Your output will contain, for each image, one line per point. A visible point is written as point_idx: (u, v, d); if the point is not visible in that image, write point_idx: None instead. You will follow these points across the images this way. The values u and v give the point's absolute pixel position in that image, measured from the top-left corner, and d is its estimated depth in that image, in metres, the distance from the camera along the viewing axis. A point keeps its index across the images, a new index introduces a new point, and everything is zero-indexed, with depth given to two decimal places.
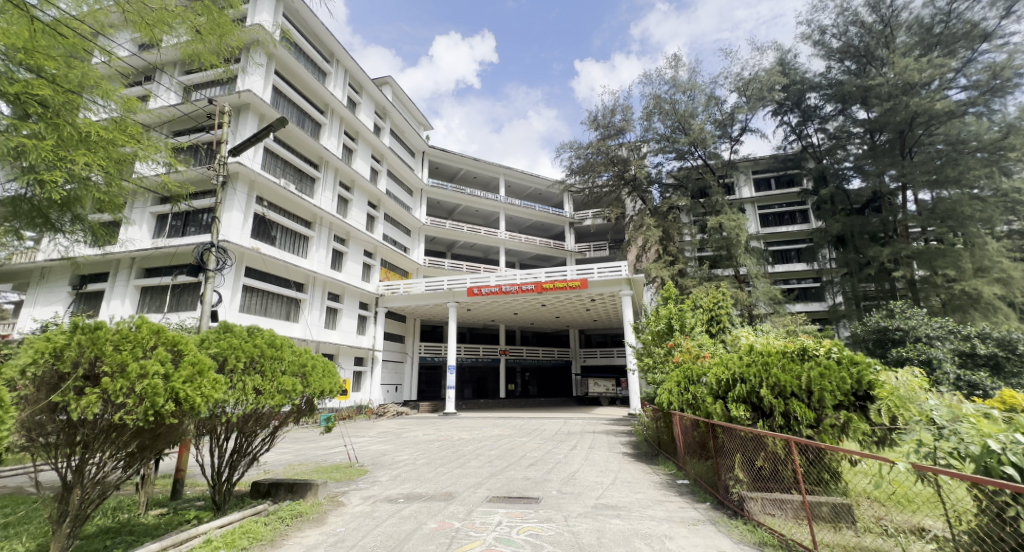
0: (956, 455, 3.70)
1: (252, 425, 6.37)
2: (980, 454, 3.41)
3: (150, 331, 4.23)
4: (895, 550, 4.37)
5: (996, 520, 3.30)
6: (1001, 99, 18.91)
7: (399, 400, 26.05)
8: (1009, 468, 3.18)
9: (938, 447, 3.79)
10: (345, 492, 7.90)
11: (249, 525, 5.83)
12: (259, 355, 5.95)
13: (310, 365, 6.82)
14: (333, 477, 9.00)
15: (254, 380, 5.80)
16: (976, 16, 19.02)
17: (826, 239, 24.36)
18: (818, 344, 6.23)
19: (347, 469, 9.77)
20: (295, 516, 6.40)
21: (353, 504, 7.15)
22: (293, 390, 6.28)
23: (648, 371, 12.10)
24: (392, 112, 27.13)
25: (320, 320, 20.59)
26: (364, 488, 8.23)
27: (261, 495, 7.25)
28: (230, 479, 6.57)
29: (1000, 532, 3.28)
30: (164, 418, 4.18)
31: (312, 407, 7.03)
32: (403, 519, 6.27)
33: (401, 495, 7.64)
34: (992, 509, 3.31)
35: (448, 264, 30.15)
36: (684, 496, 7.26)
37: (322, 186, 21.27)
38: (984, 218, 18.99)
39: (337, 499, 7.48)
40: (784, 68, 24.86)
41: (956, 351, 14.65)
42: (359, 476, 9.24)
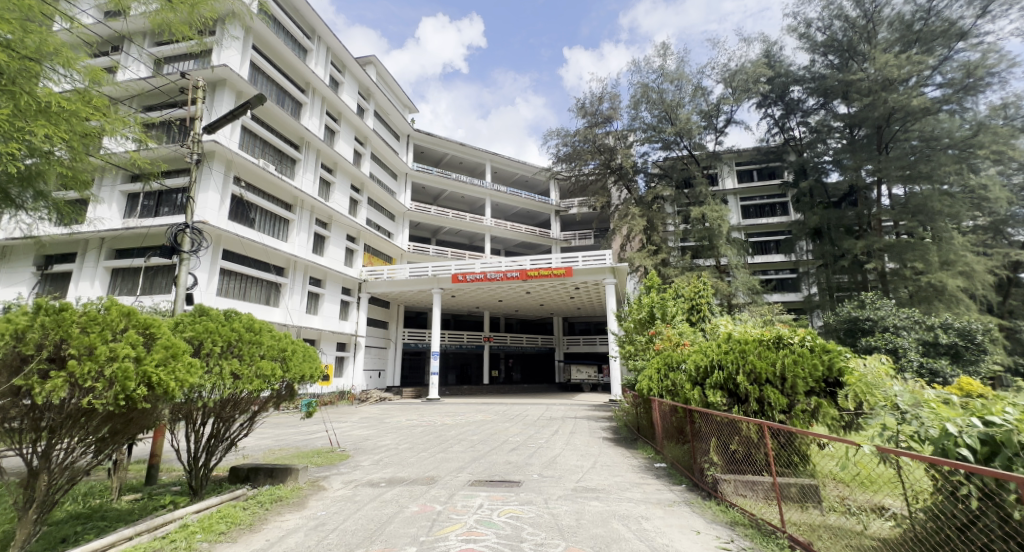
0: (915, 438, 3.90)
1: (229, 410, 6.27)
2: (938, 438, 3.57)
3: (121, 313, 4.12)
4: (857, 528, 4.68)
5: (949, 498, 3.52)
6: (973, 97, 19.56)
7: (382, 385, 25.95)
8: (966, 451, 3.36)
9: (900, 431, 3.97)
10: (325, 477, 7.87)
11: (226, 510, 5.77)
12: (236, 339, 5.85)
13: (290, 349, 6.72)
14: (314, 462, 8.94)
15: (231, 364, 5.69)
16: (954, 15, 19.39)
17: (804, 231, 24.95)
18: (792, 332, 6.43)
19: (328, 454, 9.73)
20: (274, 501, 6.38)
21: (335, 488, 7.15)
22: (272, 374, 6.17)
23: (630, 358, 12.37)
24: (377, 92, 26.44)
25: (301, 305, 20.26)
26: (345, 473, 8.24)
27: (240, 480, 7.20)
28: (207, 464, 6.46)
29: (953, 508, 3.51)
30: (136, 402, 4.09)
31: (293, 392, 6.96)
32: (384, 504, 6.29)
33: (383, 480, 7.65)
34: (947, 487, 3.52)
35: (433, 251, 29.82)
36: (660, 479, 7.50)
37: (303, 167, 20.73)
38: (953, 213, 19.64)
39: (318, 484, 7.45)
40: (770, 59, 25.07)
41: (920, 341, 15.43)
42: (340, 461, 9.19)
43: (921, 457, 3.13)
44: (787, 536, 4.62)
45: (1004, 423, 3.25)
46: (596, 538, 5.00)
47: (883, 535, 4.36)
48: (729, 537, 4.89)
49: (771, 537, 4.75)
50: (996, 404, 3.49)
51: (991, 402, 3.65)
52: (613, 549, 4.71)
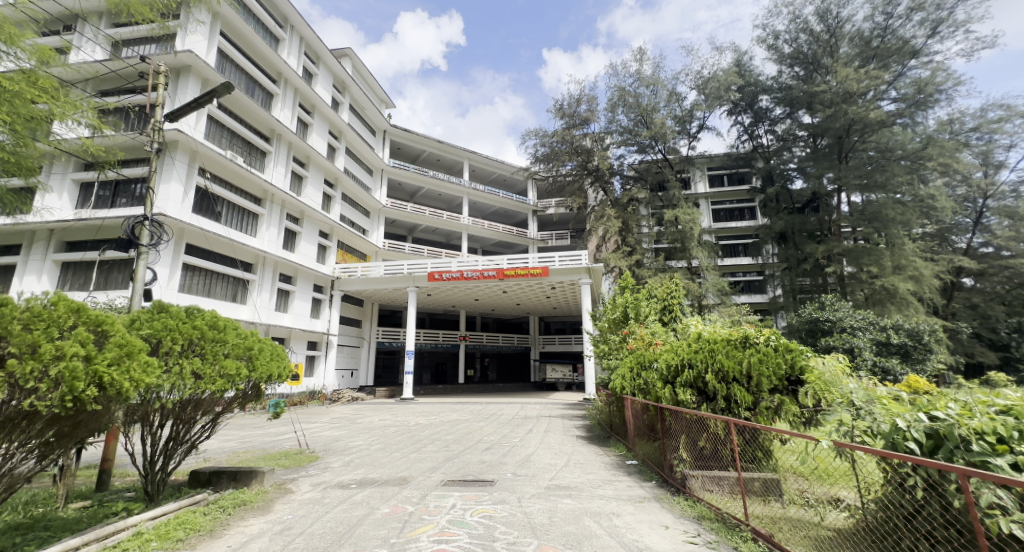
0: (869, 433, 4.09)
1: (190, 412, 6.00)
2: (889, 432, 3.74)
3: (69, 309, 3.89)
4: (815, 520, 4.91)
5: (898, 489, 3.71)
6: (924, 112, 20.88)
7: (354, 385, 25.42)
8: (912, 444, 3.54)
9: (855, 427, 4.17)
10: (293, 480, 7.65)
11: (185, 516, 5.52)
12: (199, 338, 5.62)
13: (257, 348, 6.47)
14: (281, 465, 8.68)
15: (193, 363, 5.45)
16: (907, 34, 20.60)
17: (770, 235, 25.97)
18: (758, 332, 6.68)
19: (296, 456, 9.47)
20: (237, 505, 6.16)
21: (302, 491, 6.96)
22: (237, 375, 5.92)
23: (603, 358, 12.56)
24: (352, 86, 25.85)
25: (270, 302, 19.60)
26: (314, 475, 8.02)
27: (201, 484, 6.89)
28: (165, 469, 6.17)
29: (901, 499, 3.70)
30: (86, 403, 3.86)
31: (260, 393, 6.73)
32: (354, 506, 6.17)
33: (353, 481, 7.51)
34: (896, 479, 3.71)
35: (408, 248, 29.36)
36: (631, 476, 7.66)
37: (273, 160, 20.04)
38: (905, 221, 20.84)
39: (285, 486, 7.23)
40: (740, 69, 25.91)
41: (874, 341, 16.35)
42: (309, 463, 8.95)
43: (871, 451, 3.30)
44: (750, 529, 4.79)
45: (946, 418, 3.44)
46: (568, 535, 5.05)
47: (837, 526, 4.60)
48: (696, 532, 5.03)
49: (735, 530, 4.91)
50: (939, 400, 3.69)
51: (936, 398, 3.86)
52: (584, 546, 4.76)
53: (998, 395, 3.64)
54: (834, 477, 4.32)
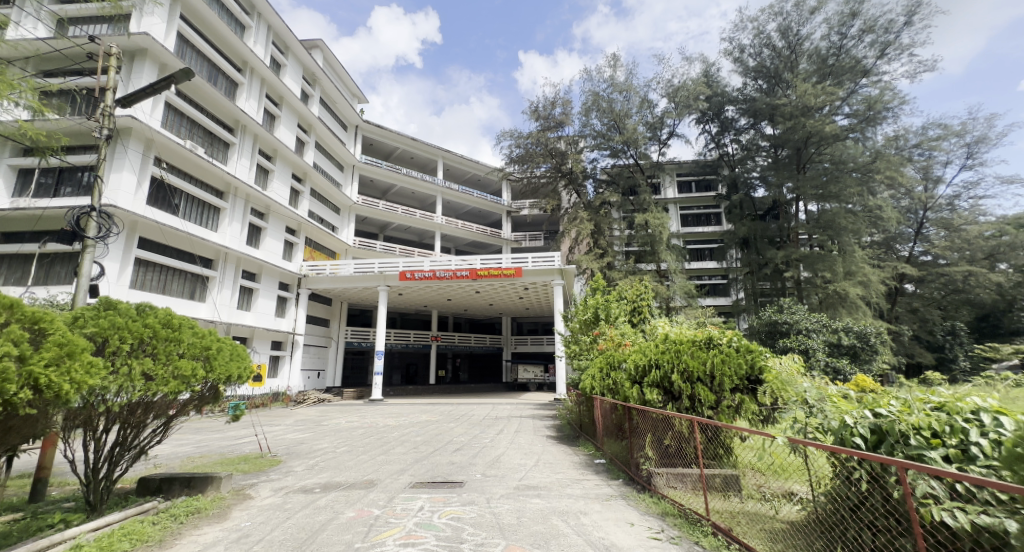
0: (819, 429, 4.32)
1: (139, 415, 5.66)
2: (838, 428, 3.93)
3: (0, 305, 3.60)
4: (770, 513, 5.13)
5: (845, 482, 3.90)
6: (873, 128, 22.28)
7: (321, 386, 24.68)
8: (859, 439, 3.73)
9: (808, 423, 4.40)
10: (252, 485, 7.34)
11: (130, 526, 5.17)
12: (150, 336, 5.32)
13: (214, 347, 6.15)
14: (240, 470, 8.31)
15: (143, 364, 5.14)
16: (859, 54, 21.91)
17: (733, 241, 27.03)
18: (721, 333, 6.94)
19: (256, 460, 9.09)
20: (190, 513, 5.85)
21: (262, 496, 6.69)
22: (193, 376, 5.61)
23: (574, 358, 12.74)
24: (323, 79, 25.12)
25: (231, 300, 18.77)
26: (275, 479, 7.74)
27: (150, 492, 6.45)
28: (109, 476, 5.80)
29: (847, 491, 3.90)
30: (19, 407, 3.59)
31: (217, 394, 6.44)
32: (318, 510, 5.99)
33: (317, 485, 7.29)
34: (844, 473, 3.91)
35: (379, 246, 28.74)
36: (599, 474, 7.80)
37: (237, 152, 19.20)
38: (856, 230, 22.16)
39: (243, 492, 6.93)
40: (708, 79, 26.81)
41: (826, 342, 17.31)
42: (270, 467, 8.62)
43: (821, 446, 3.46)
44: (711, 523, 4.95)
45: (889, 414, 3.65)
46: (536, 535, 5.08)
47: (790, 517, 4.83)
48: (660, 528, 5.17)
49: (697, 525, 5.07)
50: (883, 398, 3.90)
51: (880, 396, 4.09)
52: (551, 545, 4.80)
53: (933, 391, 3.90)
54: (789, 473, 4.52)
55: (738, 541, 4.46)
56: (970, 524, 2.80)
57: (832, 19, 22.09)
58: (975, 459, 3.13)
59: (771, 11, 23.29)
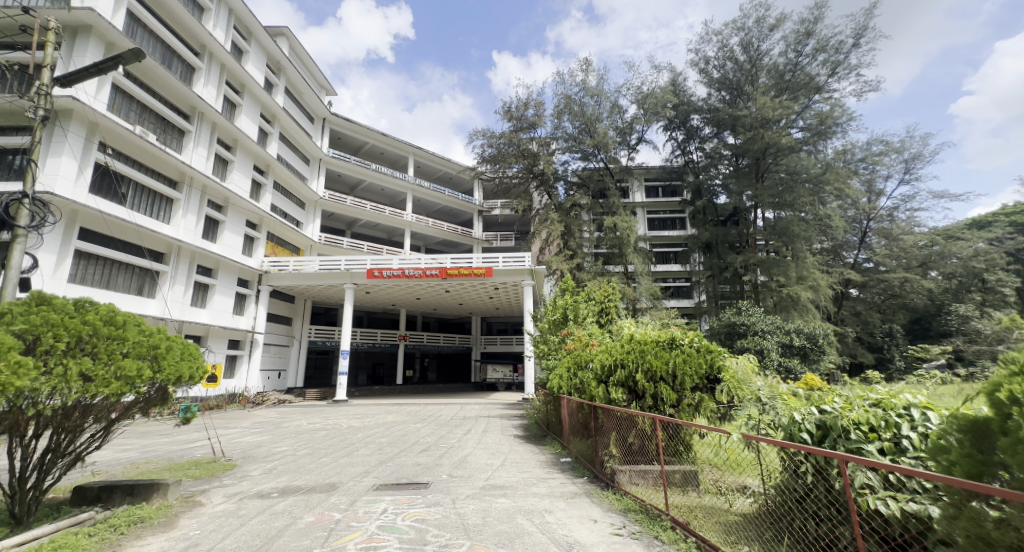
0: (771, 426, 4.53)
1: (76, 419, 5.23)
2: (788, 424, 4.12)
3: None
4: (725, 506, 5.33)
5: (791, 474, 4.10)
6: (824, 141, 23.69)
7: (281, 387, 23.78)
8: (806, 434, 3.91)
9: (761, 421, 4.62)
10: (203, 491, 6.97)
11: (63, 538, 4.76)
12: (89, 335, 4.94)
13: (165, 346, 5.75)
14: (190, 475, 7.85)
15: (81, 364, 4.76)
16: (813, 71, 23.23)
17: (697, 245, 28.04)
18: (683, 334, 7.16)
19: (208, 465, 8.63)
20: (132, 523, 5.48)
21: (214, 503, 6.36)
22: (139, 376, 5.22)
23: (543, 358, 12.85)
24: (288, 68, 24.16)
25: (184, 297, 17.75)
26: (229, 484, 7.37)
27: (87, 501, 6.00)
28: (40, 485, 5.34)
29: (793, 483, 4.10)
30: None
31: (166, 397, 6.04)
32: (274, 516, 5.75)
33: (274, 490, 6.99)
34: (791, 466, 4.09)
35: (345, 243, 27.94)
36: (565, 473, 7.89)
37: (193, 140, 18.17)
38: (808, 237, 23.46)
39: (193, 499, 6.55)
40: (675, 88, 27.67)
41: (780, 343, 18.28)
42: (223, 472, 8.19)
43: (770, 441, 3.61)
44: (670, 517, 5.09)
45: (832, 411, 3.84)
46: (501, 534, 5.07)
47: (744, 510, 5.04)
48: (621, 524, 5.29)
49: (657, 520, 5.20)
50: (828, 396, 4.12)
51: (826, 394, 4.34)
52: (516, 544, 4.80)
53: (871, 389, 4.16)
54: (743, 467, 4.70)
55: (695, 535, 4.59)
56: (900, 512, 3.00)
57: (790, 37, 23.30)
58: (905, 451, 3.38)
59: (734, 26, 24.31)
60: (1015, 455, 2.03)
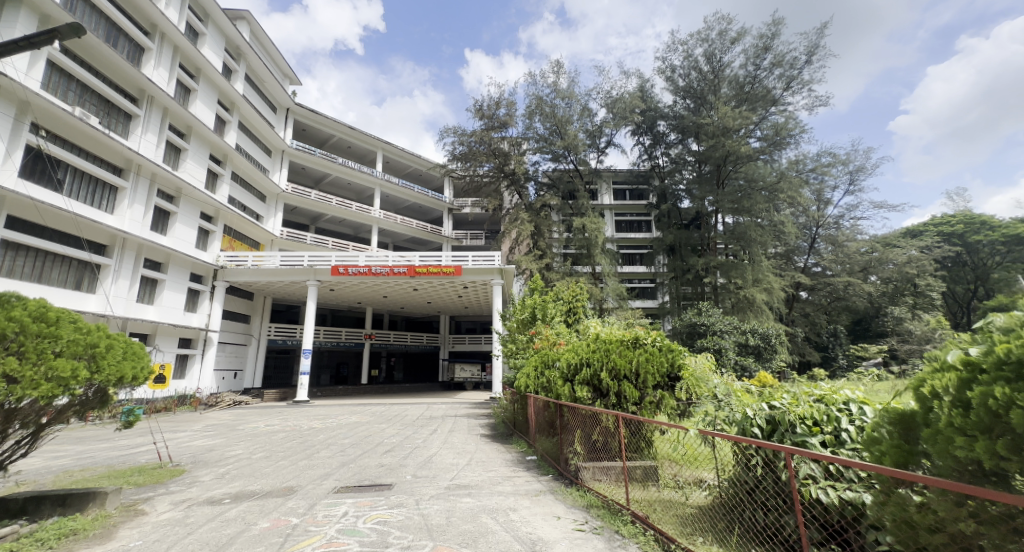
0: (726, 422, 4.75)
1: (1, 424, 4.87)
2: (741, 420, 4.33)
3: None
4: (682, 499, 5.56)
5: (743, 467, 4.31)
6: (779, 151, 24.93)
7: (237, 388, 22.81)
8: (756, 429, 4.13)
9: (717, 417, 4.84)
10: (147, 499, 6.59)
11: None
12: (16, 332, 4.59)
13: (105, 345, 5.42)
14: (132, 483, 7.40)
15: (7, 365, 4.42)
16: (770, 84, 24.44)
17: (661, 247, 28.90)
18: (646, 333, 7.37)
19: (153, 471, 8.17)
20: (64, 536, 5.12)
21: (159, 511, 6.03)
22: (75, 378, 4.91)
23: (511, 357, 12.93)
24: (249, 54, 23.14)
25: (129, 292, 16.72)
26: (176, 491, 7.01)
27: (11, 514, 5.57)
28: None
29: (744, 475, 4.31)
30: None
31: (105, 399, 5.72)
32: (226, 523, 5.53)
33: (226, 495, 6.72)
34: (743, 460, 4.30)
35: (309, 238, 27.08)
36: (530, 471, 7.98)
37: (143, 126, 17.13)
38: (764, 242, 24.62)
39: (135, 508, 6.19)
40: (643, 94, 28.38)
41: (736, 342, 19.15)
42: (170, 478, 7.77)
43: (722, 436, 3.71)
44: (630, 512, 5.23)
45: (781, 406, 4.09)
46: (465, 534, 5.07)
47: (699, 502, 5.27)
48: (584, 519, 5.40)
49: (618, 515, 5.34)
50: (778, 392, 4.38)
51: (776, 390, 4.59)
52: (479, 543, 4.81)
53: (816, 385, 4.44)
54: (699, 462, 4.91)
55: (653, 528, 4.74)
56: (838, 500, 3.22)
57: (749, 50, 24.37)
58: (845, 443, 3.64)
59: (699, 37, 25.20)
60: (934, 444, 2.23)
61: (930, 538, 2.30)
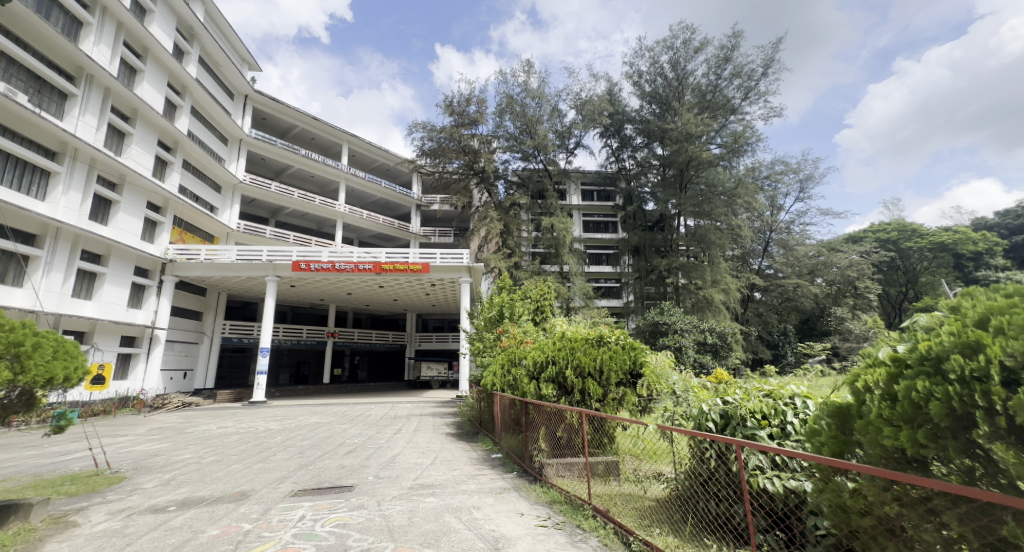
0: (683, 417, 4.95)
1: None
2: (697, 415, 4.53)
3: None
4: (641, 491, 5.74)
5: (697, 460, 4.51)
6: (737, 158, 26.01)
7: (187, 388, 21.66)
8: (711, 423, 4.34)
9: (675, 412, 5.05)
10: (81, 509, 6.17)
11: None
12: None
13: (33, 343, 5.06)
14: (64, 492, 6.90)
15: None
16: (729, 94, 25.48)
17: (627, 248, 29.61)
18: (611, 331, 7.55)
19: (88, 479, 7.65)
20: None
21: (95, 522, 5.66)
22: None
23: (478, 355, 12.93)
24: (204, 35, 21.96)
25: (64, 286, 15.56)
26: (115, 500, 6.60)
27: None
28: None
29: (698, 468, 4.50)
30: None
31: (32, 402, 5.33)
32: (170, 532, 5.26)
33: (172, 503, 6.39)
34: (698, 453, 4.50)
35: (269, 232, 26.06)
36: (495, 469, 8.02)
37: (82, 107, 15.97)
38: (723, 245, 25.65)
39: (66, 520, 5.77)
40: (611, 97, 28.92)
41: (695, 341, 19.90)
42: (107, 487, 7.29)
43: (680, 430, 3.84)
44: (591, 507, 5.35)
45: (734, 402, 4.31)
46: (427, 534, 5.05)
47: (656, 495, 5.46)
48: (547, 515, 5.49)
49: (580, 510, 5.44)
50: (731, 388, 4.62)
51: (729, 386, 4.82)
52: (442, 543, 4.81)
53: (766, 381, 4.70)
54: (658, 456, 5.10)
55: (613, 521, 4.87)
56: (782, 489, 3.45)
57: (711, 60, 25.26)
58: (789, 435, 3.86)
59: (664, 44, 25.93)
60: (865, 433, 2.42)
61: (860, 520, 2.50)
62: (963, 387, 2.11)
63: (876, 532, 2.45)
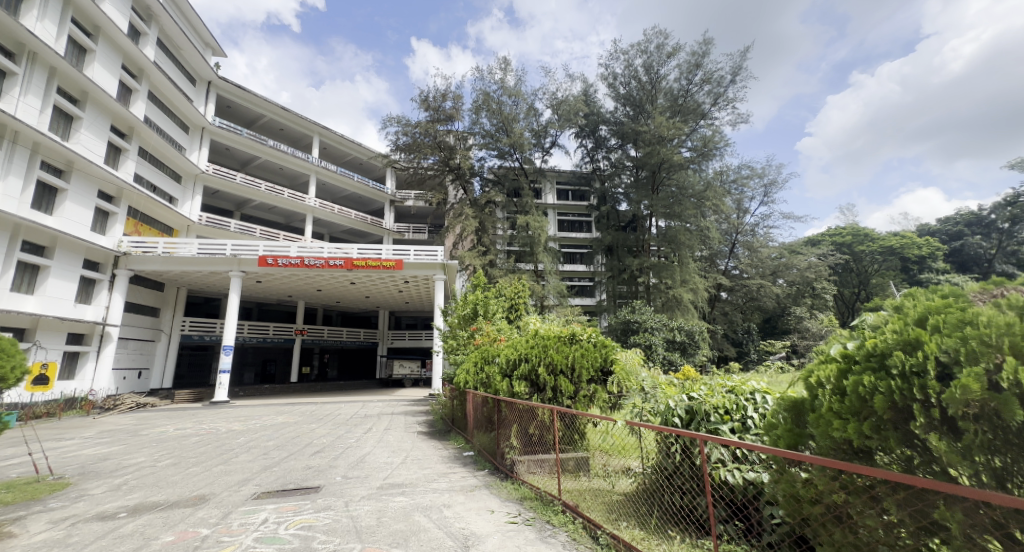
0: (651, 412, 5.08)
1: None
2: (665, 410, 4.65)
3: None
4: (609, 485, 5.86)
5: (663, 454, 4.63)
6: (706, 161, 26.72)
7: (142, 388, 20.67)
8: (677, 419, 4.47)
9: (643, 408, 5.18)
10: (19, 519, 5.80)
11: None
12: None
13: None
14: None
15: None
16: (700, 99, 26.13)
17: (600, 247, 30.01)
18: (583, 329, 7.64)
19: (28, 487, 7.20)
20: None
21: (35, 532, 5.33)
22: None
23: (451, 353, 12.85)
24: (163, 17, 20.91)
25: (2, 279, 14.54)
26: (59, 508, 6.25)
27: None
28: None
29: (663, 461, 4.63)
30: None
31: None
32: (120, 539, 5.02)
33: (123, 509, 6.10)
34: (664, 447, 4.63)
35: (234, 226, 25.14)
36: (466, 467, 8.01)
37: (24, 87, 14.95)
38: (692, 246, 26.33)
39: (2, 530, 5.41)
40: (587, 98, 29.23)
41: (665, 339, 20.36)
42: (50, 494, 6.88)
43: (647, 425, 3.93)
44: (561, 502, 5.42)
45: (698, 397, 4.45)
46: (395, 534, 5.00)
47: (624, 489, 5.58)
48: (517, 512, 5.53)
49: (549, 506, 5.51)
50: (696, 384, 4.77)
51: (696, 383, 4.97)
52: (410, 542, 4.77)
53: (729, 377, 4.86)
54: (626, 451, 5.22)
55: (582, 516, 4.95)
56: (741, 480, 3.60)
57: (683, 65, 25.83)
58: (749, 429, 4.02)
59: (639, 48, 26.38)
60: (817, 426, 2.55)
61: (811, 509, 2.63)
62: (903, 381, 2.24)
63: (826, 520, 2.59)
